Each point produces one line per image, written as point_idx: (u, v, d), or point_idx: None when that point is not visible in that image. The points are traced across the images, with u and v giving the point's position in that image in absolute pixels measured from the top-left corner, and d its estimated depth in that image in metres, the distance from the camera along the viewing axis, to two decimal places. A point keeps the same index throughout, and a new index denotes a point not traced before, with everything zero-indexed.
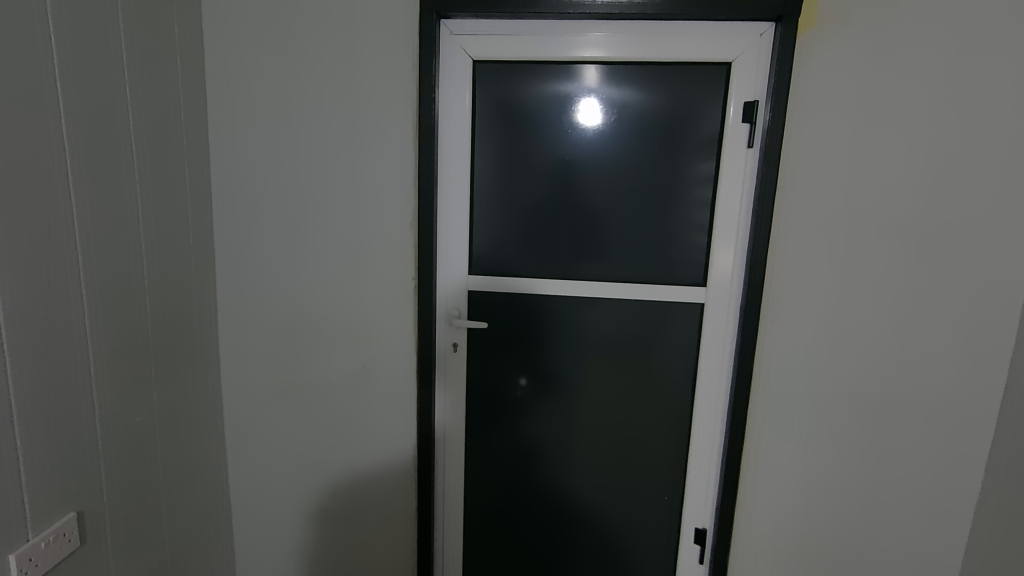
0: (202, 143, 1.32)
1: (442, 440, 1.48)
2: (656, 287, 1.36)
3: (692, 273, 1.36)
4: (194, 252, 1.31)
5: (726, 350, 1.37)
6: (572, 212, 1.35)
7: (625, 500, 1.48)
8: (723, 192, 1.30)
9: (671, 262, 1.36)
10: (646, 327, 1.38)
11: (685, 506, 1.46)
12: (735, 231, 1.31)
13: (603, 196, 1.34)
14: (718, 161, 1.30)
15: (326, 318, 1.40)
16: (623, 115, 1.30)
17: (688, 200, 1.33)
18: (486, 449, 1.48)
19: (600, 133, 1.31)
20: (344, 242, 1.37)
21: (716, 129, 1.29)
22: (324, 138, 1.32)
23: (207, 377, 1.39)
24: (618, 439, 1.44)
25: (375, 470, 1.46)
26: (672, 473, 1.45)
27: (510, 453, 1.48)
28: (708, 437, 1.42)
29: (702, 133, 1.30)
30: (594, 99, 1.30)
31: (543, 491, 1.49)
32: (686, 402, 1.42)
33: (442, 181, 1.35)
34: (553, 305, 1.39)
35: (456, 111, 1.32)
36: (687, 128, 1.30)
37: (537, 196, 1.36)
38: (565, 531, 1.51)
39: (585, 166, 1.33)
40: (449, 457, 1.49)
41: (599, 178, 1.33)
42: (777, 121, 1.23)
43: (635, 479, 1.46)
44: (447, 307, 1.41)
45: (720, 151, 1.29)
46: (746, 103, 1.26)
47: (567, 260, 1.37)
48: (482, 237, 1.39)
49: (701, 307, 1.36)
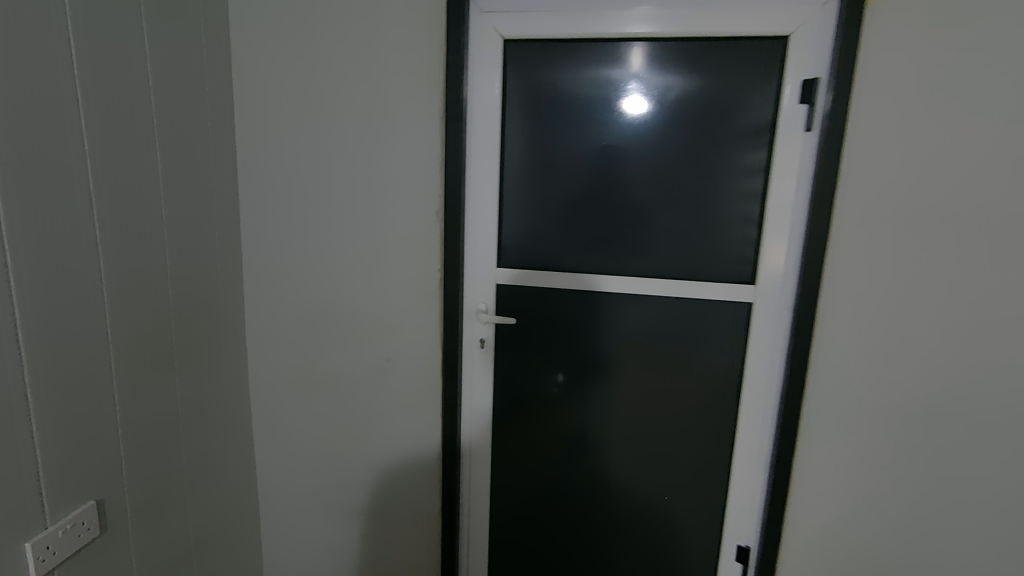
0: (228, 130, 1.30)
1: (468, 441, 1.43)
2: (700, 284, 1.26)
3: (739, 271, 1.25)
4: (219, 241, 1.29)
5: (774, 357, 1.25)
6: (609, 204, 1.27)
7: (657, 508, 1.40)
8: (776, 182, 1.18)
9: (716, 257, 1.25)
10: (688, 327, 1.29)
11: (727, 518, 1.36)
12: (788, 226, 1.19)
13: (643, 189, 1.25)
14: (769, 149, 1.19)
15: (350, 310, 1.37)
16: (665, 98, 1.20)
17: (736, 192, 1.22)
18: (506, 450, 1.43)
19: (641, 116, 1.22)
20: (367, 234, 1.33)
21: (770, 113, 1.18)
22: (352, 126, 1.28)
23: (234, 367, 1.38)
24: (652, 445, 1.36)
25: (398, 466, 1.43)
26: (712, 483, 1.36)
27: (534, 454, 1.42)
28: (753, 448, 1.31)
29: (744, 123, 1.19)
30: (630, 80, 1.21)
31: (568, 488, 1.42)
32: (728, 409, 1.31)
33: (470, 170, 1.30)
34: (586, 300, 1.32)
35: (484, 98, 1.26)
36: (732, 114, 1.19)
37: (572, 189, 1.28)
38: (596, 537, 1.44)
39: (625, 157, 1.24)
40: (475, 458, 1.44)
41: (640, 169, 1.24)
42: (838, 104, 1.10)
43: (670, 484, 1.37)
44: (475, 301, 1.36)
45: (771, 138, 1.18)
46: (804, 81, 1.13)
47: (604, 255, 1.29)
48: (513, 231, 1.32)
49: (749, 307, 1.25)
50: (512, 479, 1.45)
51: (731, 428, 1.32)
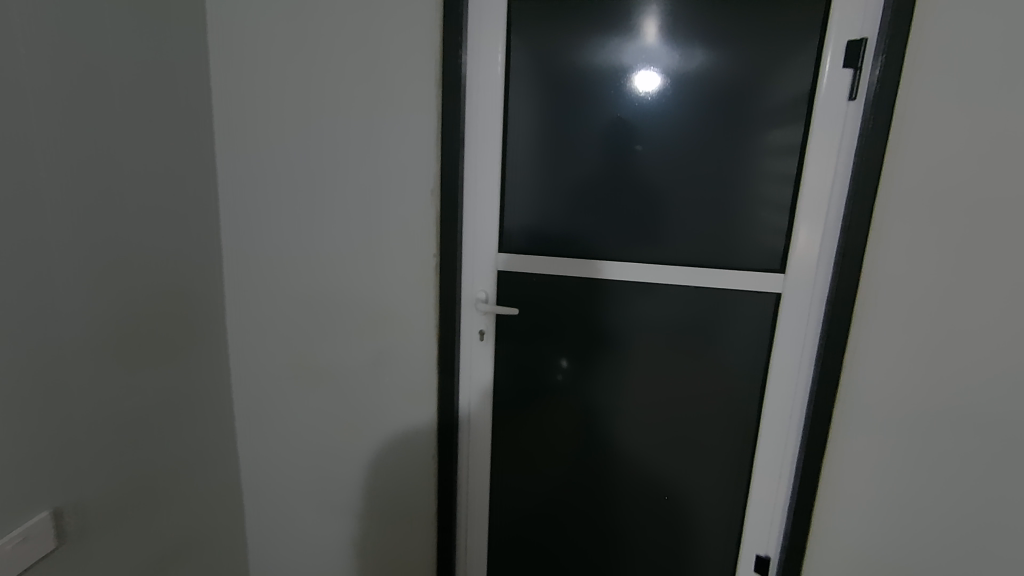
0: (204, 99, 1.18)
1: (469, 437, 1.35)
2: (723, 272, 1.14)
3: (768, 259, 1.13)
4: (195, 222, 1.18)
5: (804, 355, 1.14)
6: (621, 186, 1.15)
7: (673, 511, 1.30)
8: (812, 162, 1.06)
9: (738, 245, 1.13)
10: (708, 319, 1.17)
11: (746, 520, 1.26)
12: (824, 209, 1.07)
13: (660, 170, 1.13)
14: (806, 125, 1.06)
15: (342, 297, 1.26)
16: (690, 66, 1.07)
17: (767, 172, 1.09)
18: (516, 441, 1.33)
19: (662, 85, 1.09)
20: (360, 216, 1.21)
21: (809, 82, 1.05)
22: (342, 95, 1.16)
23: (215, 358, 1.28)
24: (665, 443, 1.26)
25: (393, 464, 1.34)
26: (731, 484, 1.26)
27: (539, 451, 1.33)
28: (777, 450, 1.20)
29: (778, 95, 1.06)
30: (651, 44, 1.08)
31: (576, 490, 1.33)
32: (750, 411, 1.21)
33: (470, 146, 1.18)
34: (594, 290, 1.20)
35: (487, 64, 1.14)
36: (762, 86, 1.06)
37: (582, 169, 1.16)
38: (602, 541, 1.35)
39: (642, 135, 1.12)
40: (474, 451, 1.36)
41: (657, 148, 1.12)
42: (891, 71, 0.97)
43: (685, 488, 1.28)
44: (474, 289, 1.25)
45: (809, 114, 1.05)
46: (850, 42, 1.00)
47: (616, 241, 1.18)
48: (516, 214, 1.21)
49: (778, 298, 1.14)
50: (515, 475, 1.35)
51: (753, 427, 1.21)
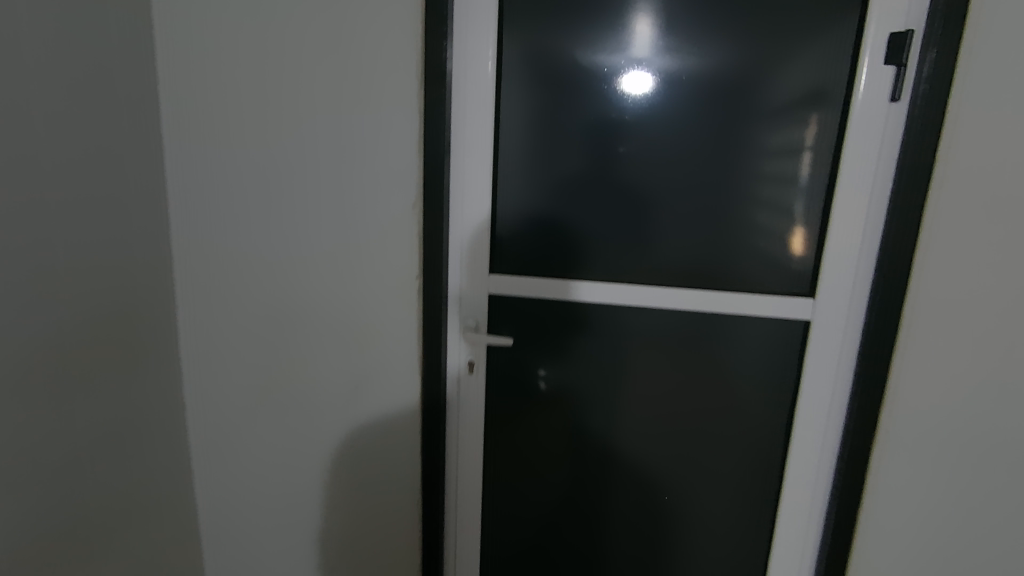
0: (148, 95, 1.02)
1: (455, 426, 1.17)
2: (729, 295, 1.03)
3: (774, 273, 1.03)
4: (136, 232, 1.01)
5: (838, 389, 1.03)
6: (608, 191, 1.05)
7: (682, 506, 1.15)
8: (817, 163, 0.98)
9: (733, 258, 1.03)
10: (727, 346, 1.06)
11: (776, 535, 1.12)
12: (861, 225, 0.97)
13: (653, 172, 1.03)
14: (813, 124, 0.97)
15: (312, 317, 1.09)
16: (692, 58, 0.98)
17: (770, 174, 1.00)
18: (513, 442, 1.18)
19: (657, 79, 0.99)
20: (328, 226, 1.06)
21: (843, 87, 0.95)
22: (309, 92, 1.01)
23: (163, 388, 1.11)
24: (682, 453, 1.13)
25: (371, 493, 1.16)
26: (750, 519, 1.14)
27: (536, 451, 1.18)
28: (808, 489, 1.08)
29: (776, 96, 0.97)
30: (648, 35, 0.98)
31: (570, 480, 1.18)
32: (774, 448, 1.10)
33: (456, 148, 1.05)
34: (597, 315, 1.09)
35: (479, 59, 1.02)
36: (763, 84, 0.97)
37: (572, 172, 1.05)
38: (596, 537, 1.20)
39: (634, 134, 1.02)
40: (462, 449, 1.19)
41: (649, 149, 1.02)
42: (944, 67, 0.87)
43: (693, 489, 1.14)
44: (463, 315, 1.12)
45: (820, 111, 0.97)
46: (892, 35, 0.90)
47: (618, 254, 1.07)
48: (508, 223, 1.09)
49: (806, 325, 1.03)
50: (514, 485, 1.20)
51: (783, 438, 1.09)
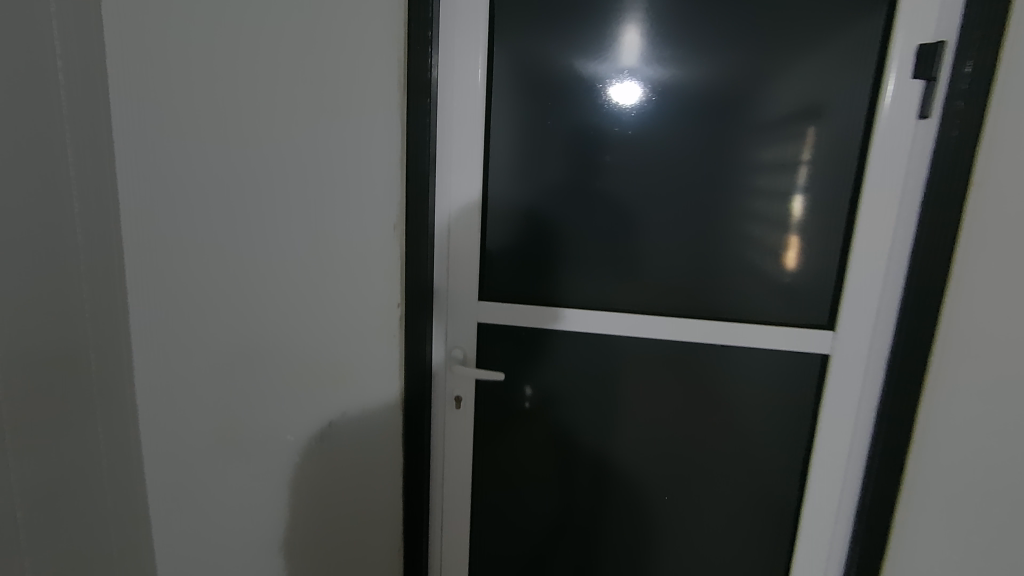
0: (100, 106, 0.87)
1: (440, 432, 1.10)
2: (732, 325, 0.98)
3: (772, 296, 0.97)
4: (85, 257, 0.86)
5: (860, 424, 0.97)
6: (588, 203, 0.98)
7: (686, 509, 1.08)
8: (816, 178, 0.93)
9: (721, 280, 0.97)
10: (736, 377, 1.00)
11: (797, 550, 1.05)
12: (887, 245, 0.91)
13: (631, 182, 0.96)
14: (810, 138, 0.91)
15: (284, 348, 0.97)
16: (682, 68, 0.92)
17: (761, 187, 0.94)
18: (504, 451, 1.10)
19: (646, 90, 0.93)
20: (292, 247, 0.94)
21: (866, 101, 0.89)
22: (282, 102, 0.89)
23: (117, 436, 0.95)
24: (688, 467, 1.06)
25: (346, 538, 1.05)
26: (766, 551, 1.08)
27: (524, 458, 1.10)
28: (830, 523, 1.02)
29: (771, 107, 0.91)
30: (636, 45, 0.92)
31: (564, 482, 1.10)
32: (790, 482, 1.04)
33: (439, 163, 0.97)
34: (595, 345, 1.03)
35: (467, 69, 0.95)
36: (756, 94, 0.91)
37: (552, 183, 0.98)
38: (590, 539, 1.13)
39: (614, 143, 0.95)
40: (450, 455, 1.11)
41: (632, 159, 0.95)
42: (981, 81, 0.80)
43: (699, 497, 1.07)
44: (449, 345, 1.05)
45: (817, 125, 0.91)
46: (922, 47, 0.84)
47: (615, 277, 1.00)
48: (497, 242, 1.01)
49: (825, 358, 0.97)
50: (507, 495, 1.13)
51: (803, 454, 1.02)
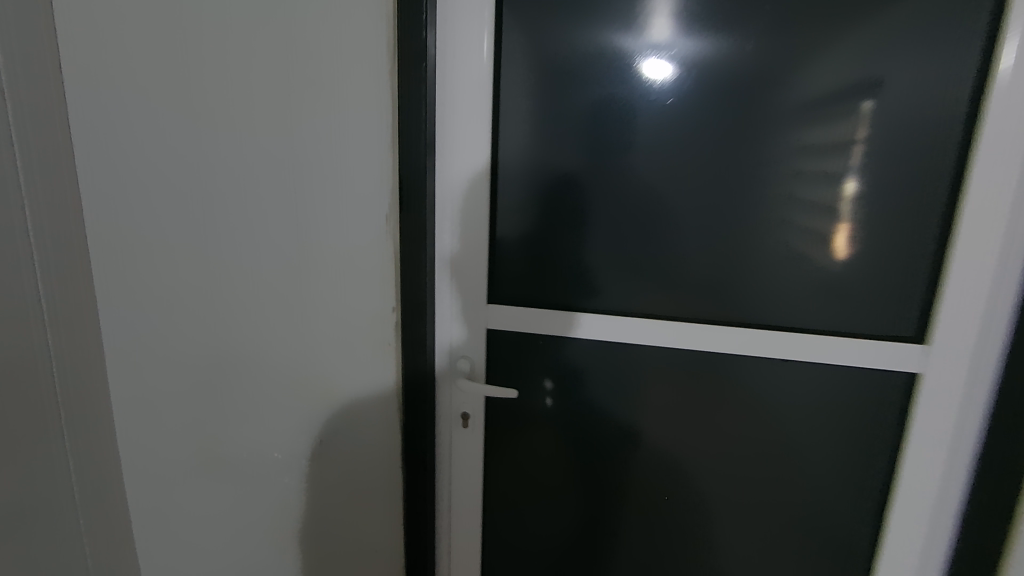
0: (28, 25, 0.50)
1: (445, 447, 0.99)
2: (802, 338, 0.82)
3: (831, 300, 0.81)
4: None
5: (962, 455, 0.82)
6: (607, 192, 0.84)
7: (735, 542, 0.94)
8: (871, 163, 0.77)
9: (761, 282, 0.82)
10: (804, 398, 0.85)
11: None
12: (1001, 241, 0.74)
13: (648, 170, 0.82)
14: (868, 112, 0.75)
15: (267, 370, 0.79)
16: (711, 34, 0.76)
17: (805, 175, 0.78)
18: (512, 465, 0.99)
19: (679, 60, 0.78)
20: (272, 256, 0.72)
21: (976, 61, 0.72)
22: None
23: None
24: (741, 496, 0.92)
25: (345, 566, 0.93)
26: None
27: (535, 476, 0.99)
28: (909, 569, 0.88)
29: (816, 78, 0.75)
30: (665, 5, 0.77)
31: (580, 502, 0.98)
32: (865, 516, 0.89)
33: (444, 148, 0.85)
34: (626, 358, 0.89)
35: (472, 38, 0.81)
36: (795, 64, 0.75)
37: (568, 169, 0.84)
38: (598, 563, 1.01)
39: (631, 124, 0.81)
40: (455, 470, 1.00)
41: (649, 143, 0.81)
42: None
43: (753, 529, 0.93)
44: (452, 353, 0.94)
45: (875, 99, 0.74)
46: None
47: (643, 277, 0.86)
48: (514, 236, 0.89)
49: (914, 378, 0.81)
50: (522, 515, 1.01)
51: (881, 484, 0.87)
